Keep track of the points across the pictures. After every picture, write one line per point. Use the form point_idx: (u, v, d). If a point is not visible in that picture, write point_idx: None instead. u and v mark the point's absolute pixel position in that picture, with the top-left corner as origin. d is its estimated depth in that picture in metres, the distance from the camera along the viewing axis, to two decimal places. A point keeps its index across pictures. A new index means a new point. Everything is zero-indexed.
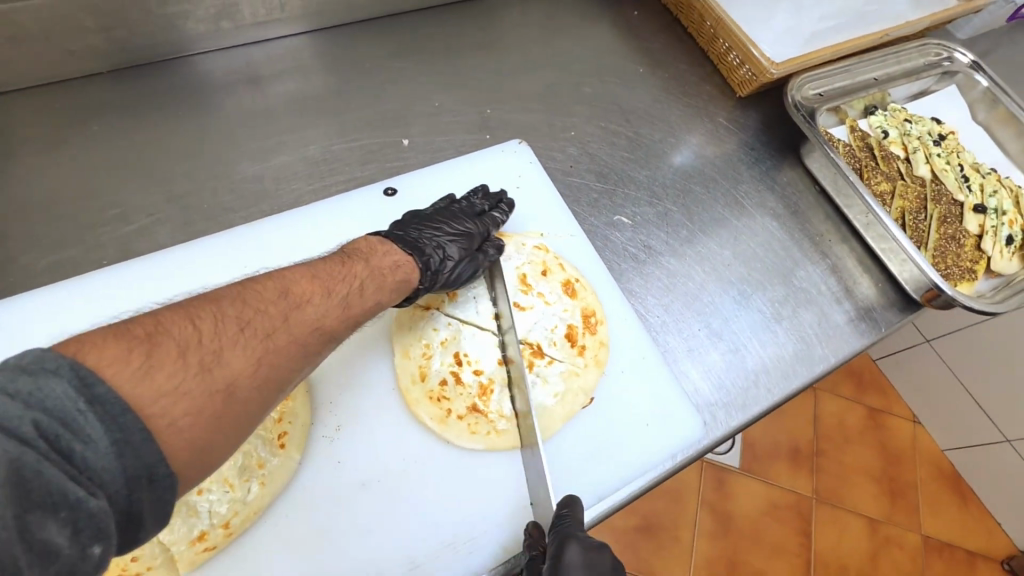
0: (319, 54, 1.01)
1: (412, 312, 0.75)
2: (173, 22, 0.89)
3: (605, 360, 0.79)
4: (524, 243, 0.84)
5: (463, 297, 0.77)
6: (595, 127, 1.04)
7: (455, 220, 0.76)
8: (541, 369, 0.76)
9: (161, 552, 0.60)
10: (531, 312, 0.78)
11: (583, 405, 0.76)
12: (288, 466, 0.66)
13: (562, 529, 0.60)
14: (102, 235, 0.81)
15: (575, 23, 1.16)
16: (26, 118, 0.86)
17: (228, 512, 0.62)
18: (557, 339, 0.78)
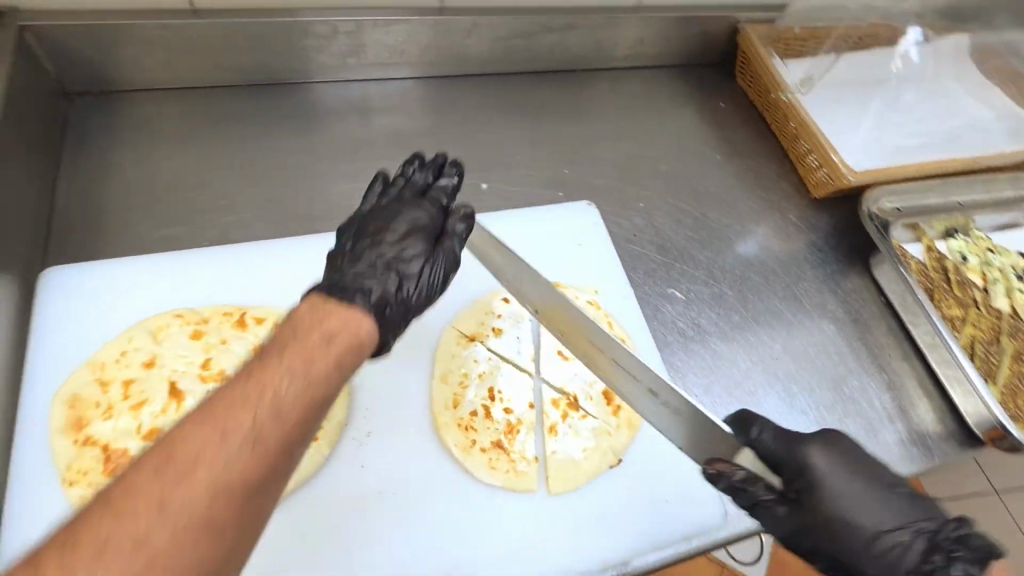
0: (425, 97, 1.12)
1: (456, 340, 0.79)
2: (310, 53, 1.02)
3: (637, 424, 0.77)
4: (577, 297, 0.87)
5: (507, 335, 0.80)
6: (665, 203, 1.08)
7: (396, 219, 0.65)
8: (574, 420, 0.76)
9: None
10: (573, 361, 0.80)
11: (611, 466, 0.75)
12: (315, 459, 0.69)
13: (780, 442, 0.56)
14: (208, 220, 0.91)
15: (662, 105, 1.22)
16: (171, 111, 1.00)
17: None
18: (594, 393, 0.78)
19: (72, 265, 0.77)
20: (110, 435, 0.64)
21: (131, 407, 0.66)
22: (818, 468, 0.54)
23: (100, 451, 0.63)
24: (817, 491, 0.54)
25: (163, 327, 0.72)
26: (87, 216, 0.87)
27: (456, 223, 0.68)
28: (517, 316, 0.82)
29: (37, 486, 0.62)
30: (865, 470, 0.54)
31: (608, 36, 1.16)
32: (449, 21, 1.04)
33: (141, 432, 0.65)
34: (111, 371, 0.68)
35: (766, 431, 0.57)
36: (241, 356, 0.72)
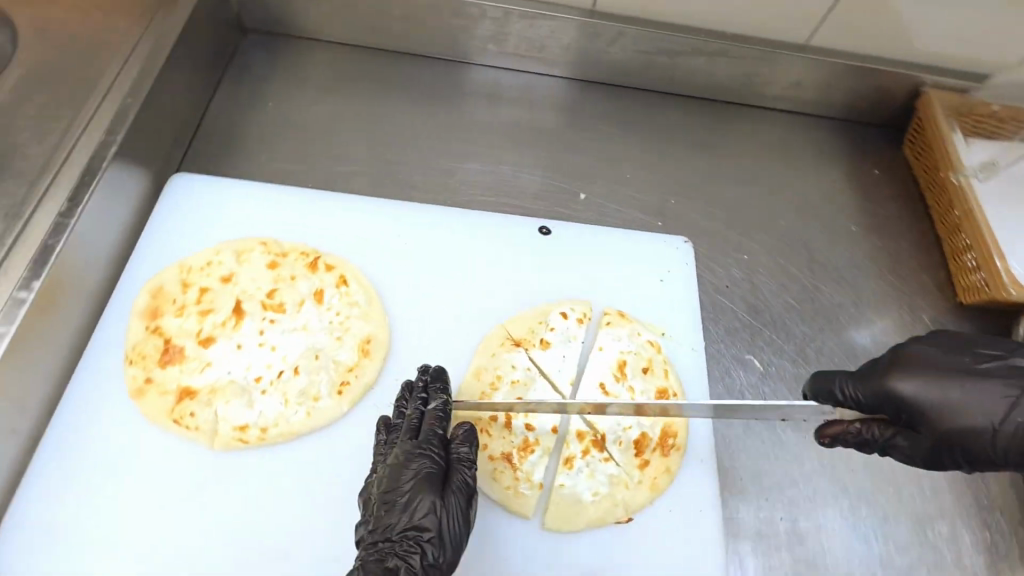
0: (552, 95, 1.10)
1: (501, 340, 0.77)
2: (454, 31, 1.05)
3: (661, 488, 0.72)
4: (639, 333, 0.80)
5: (553, 350, 0.77)
6: (773, 263, 0.97)
7: (401, 477, 0.63)
8: (595, 460, 0.71)
9: (212, 422, 0.67)
10: (612, 399, 0.74)
11: (618, 522, 0.69)
12: (334, 411, 0.70)
13: (866, 390, 0.54)
14: (318, 163, 0.96)
15: (803, 158, 1.10)
16: (318, 59, 1.07)
17: (271, 420, 0.68)
18: (624, 439, 0.72)
19: (195, 176, 0.85)
20: (175, 331, 0.71)
21: (199, 312, 0.73)
22: (915, 395, 0.52)
23: (162, 342, 0.70)
24: (927, 415, 0.52)
25: (247, 250, 0.78)
26: (221, 135, 0.96)
27: (461, 446, 0.67)
28: (569, 334, 0.78)
29: (106, 355, 0.70)
30: (954, 374, 0.52)
31: (765, 72, 1.06)
32: (596, 25, 1.00)
33: (200, 337, 0.71)
34: (194, 276, 0.75)
35: (847, 384, 0.55)
36: (303, 296, 0.76)
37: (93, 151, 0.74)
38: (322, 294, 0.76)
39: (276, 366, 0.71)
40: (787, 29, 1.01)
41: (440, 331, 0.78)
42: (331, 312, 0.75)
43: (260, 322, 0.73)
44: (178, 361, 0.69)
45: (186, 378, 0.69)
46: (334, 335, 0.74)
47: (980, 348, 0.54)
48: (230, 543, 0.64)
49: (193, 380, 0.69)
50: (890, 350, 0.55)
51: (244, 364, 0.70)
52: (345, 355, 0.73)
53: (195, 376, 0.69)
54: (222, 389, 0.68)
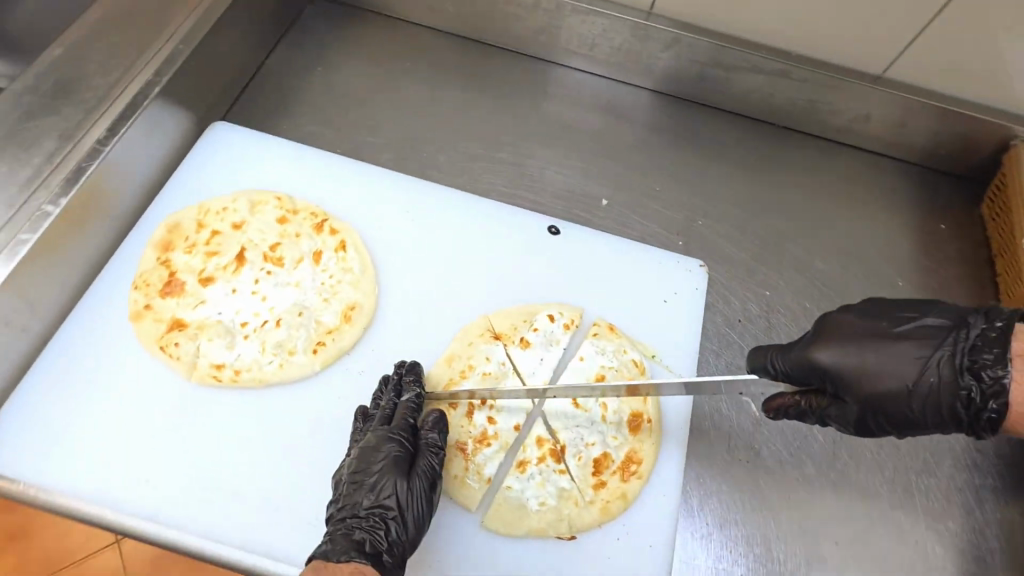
0: (597, 96, 1.07)
1: (482, 331, 0.77)
2: (508, 19, 1.04)
3: (613, 514, 0.69)
4: (626, 351, 0.77)
5: (532, 351, 0.75)
6: (796, 305, 0.90)
7: (371, 460, 0.65)
8: (549, 470, 0.69)
9: (193, 355, 0.71)
10: (581, 411, 0.72)
11: (560, 537, 0.68)
12: (304, 368, 0.72)
13: (790, 360, 0.58)
14: (352, 131, 0.99)
15: (859, 199, 1.02)
16: (374, 30, 1.09)
17: (246, 365, 0.71)
18: (584, 455, 0.70)
19: (234, 126, 0.90)
20: (181, 265, 0.75)
21: (206, 252, 0.77)
22: (833, 361, 0.56)
23: (167, 273, 0.75)
24: (846, 380, 0.55)
25: (263, 202, 0.81)
26: (269, 92, 1.00)
27: (430, 432, 0.68)
28: (552, 338, 0.77)
29: (119, 277, 0.75)
30: (867, 339, 0.56)
31: (828, 101, 0.99)
32: (650, 29, 0.97)
33: (201, 275, 0.75)
34: (209, 218, 0.79)
35: (778, 358, 0.59)
36: (303, 253, 0.78)
37: (140, 86, 0.79)
38: (321, 254, 0.78)
39: (263, 315, 0.73)
40: (858, 55, 0.94)
41: (427, 311, 0.78)
42: (325, 274, 0.77)
43: (257, 271, 0.76)
44: (177, 294, 0.74)
45: (180, 311, 0.73)
46: (323, 296, 0.76)
47: (898, 313, 0.57)
48: (188, 473, 0.67)
49: (186, 314, 0.73)
50: (813, 325, 0.60)
51: (234, 308, 0.74)
52: (328, 317, 0.75)
53: (188, 310, 0.73)
54: (209, 327, 0.72)
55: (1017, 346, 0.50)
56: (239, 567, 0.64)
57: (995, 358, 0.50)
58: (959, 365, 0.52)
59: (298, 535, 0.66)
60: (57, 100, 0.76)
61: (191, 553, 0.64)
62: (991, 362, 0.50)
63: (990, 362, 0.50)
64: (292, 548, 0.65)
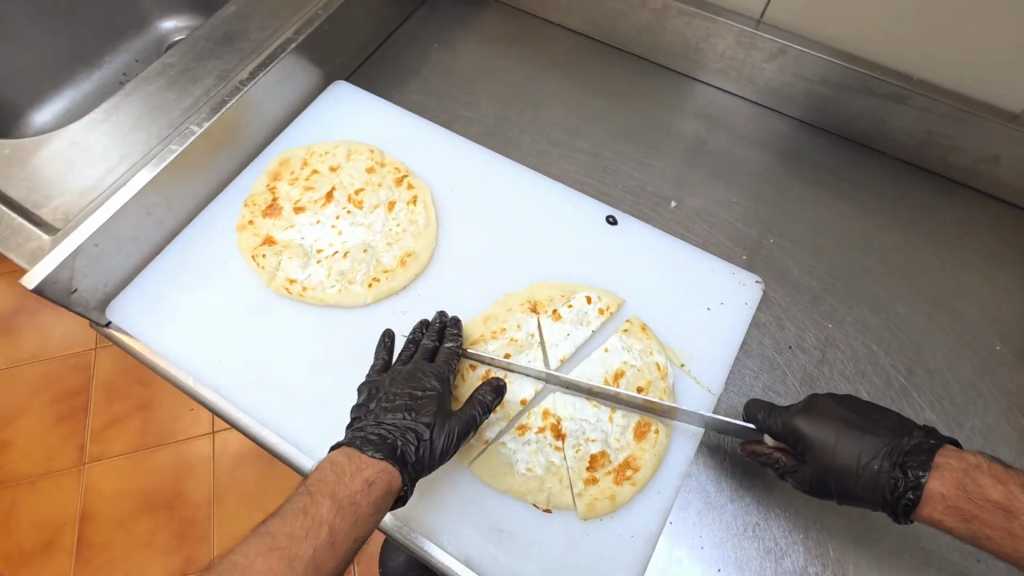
0: (692, 103, 1.07)
1: (522, 301, 0.81)
2: (615, 17, 1.07)
3: (597, 512, 0.71)
4: (651, 351, 0.78)
5: (562, 326, 0.79)
6: (860, 344, 0.83)
7: (413, 388, 0.72)
8: (545, 442, 0.73)
9: (274, 268, 0.83)
10: (591, 406, 0.75)
11: (536, 506, 0.71)
12: (357, 298, 0.81)
13: (774, 416, 0.69)
14: (451, 104, 1.08)
15: (969, 248, 0.91)
16: (491, 18, 1.18)
17: (313, 285, 0.82)
18: (582, 448, 0.73)
19: (352, 87, 1.04)
20: (282, 194, 0.89)
21: (304, 186, 0.89)
22: (807, 430, 0.67)
23: (271, 198, 0.88)
24: (812, 448, 0.66)
25: (358, 152, 0.93)
26: (388, 64, 1.13)
27: (485, 392, 0.72)
28: (583, 318, 0.80)
29: (238, 197, 0.91)
30: (840, 420, 0.67)
31: (950, 134, 0.91)
32: (757, 38, 0.95)
33: (296, 205, 0.88)
34: (313, 159, 0.92)
35: (765, 414, 0.70)
36: (380, 201, 0.88)
37: (281, 41, 0.94)
38: (394, 205, 0.88)
39: (336, 247, 0.85)
40: (993, 87, 0.84)
41: (473, 272, 0.85)
42: (395, 222, 0.87)
43: (340, 210, 0.87)
44: (275, 216, 0.87)
45: (274, 231, 0.86)
46: (388, 240, 0.85)
47: (872, 414, 0.68)
48: (252, 362, 0.79)
49: (278, 234, 0.86)
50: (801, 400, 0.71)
51: (315, 236, 0.85)
52: (387, 259, 0.84)
53: (280, 231, 0.86)
54: (292, 248, 0.84)
55: (940, 458, 0.60)
56: (274, 450, 0.74)
57: (919, 463, 0.61)
58: (893, 459, 0.63)
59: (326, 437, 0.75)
60: (219, 46, 0.93)
61: (239, 426, 0.75)
62: (916, 464, 0.61)
63: (915, 464, 0.61)
64: (316, 444, 0.75)
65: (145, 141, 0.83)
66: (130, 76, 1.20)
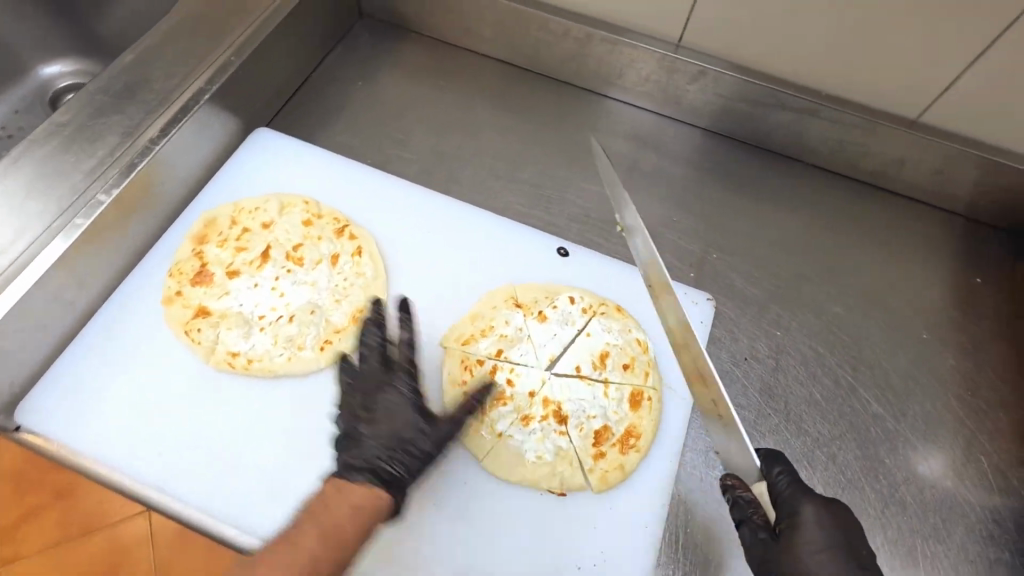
0: (623, 125, 1.09)
1: (505, 297, 0.82)
2: (541, 47, 1.08)
3: (610, 484, 0.71)
4: (632, 329, 0.80)
5: (548, 323, 0.80)
6: (808, 349, 0.88)
7: (374, 400, 0.69)
8: (550, 429, 0.73)
9: (213, 341, 0.77)
10: (585, 384, 0.76)
11: (551, 491, 0.71)
12: (311, 363, 0.76)
13: (794, 489, 0.62)
14: (385, 144, 1.04)
15: (887, 245, 0.99)
16: (414, 51, 1.15)
17: (260, 356, 0.76)
18: (585, 426, 0.74)
19: (274, 133, 0.97)
20: (211, 258, 0.81)
21: (235, 248, 0.82)
22: (805, 516, 0.60)
23: (199, 264, 0.81)
24: (790, 530, 0.60)
25: (292, 205, 0.87)
26: (311, 105, 1.07)
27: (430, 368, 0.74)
28: (569, 318, 0.80)
29: (161, 263, 0.83)
30: (844, 540, 0.59)
31: (860, 143, 0.98)
32: (678, 61, 0.98)
33: (228, 268, 0.81)
34: (242, 216, 0.85)
35: (783, 477, 0.63)
36: (322, 255, 0.83)
37: (192, 93, 0.87)
38: (338, 258, 0.83)
39: (279, 310, 0.78)
40: (893, 95, 0.92)
41: (430, 321, 0.81)
42: (341, 276, 0.82)
43: (278, 269, 0.81)
44: (206, 283, 0.79)
45: (206, 299, 0.79)
46: (335, 297, 0.80)
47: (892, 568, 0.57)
48: (196, 448, 0.72)
49: (211, 303, 0.78)
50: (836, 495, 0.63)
51: (254, 301, 0.79)
52: (337, 317, 0.78)
53: (213, 300, 0.79)
54: (230, 316, 0.77)
55: None
56: (233, 543, 0.68)
57: None
58: None
59: (287, 517, 0.69)
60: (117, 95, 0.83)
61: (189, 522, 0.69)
62: None
63: None
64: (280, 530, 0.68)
65: (44, 214, 0.74)
66: (10, 131, 1.08)
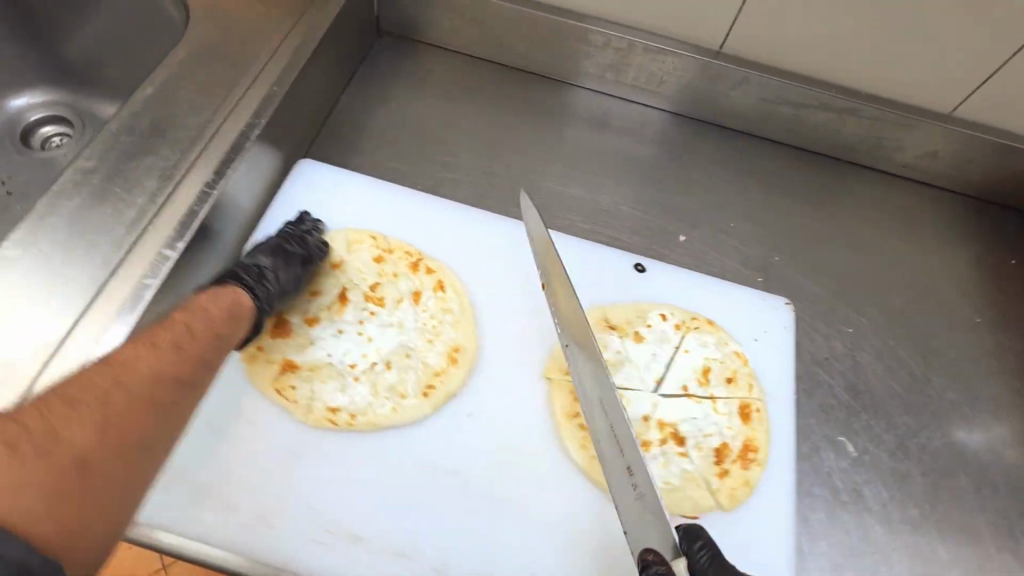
0: (661, 129, 1.07)
1: (597, 320, 0.81)
2: (576, 58, 1.05)
3: (740, 500, 0.72)
4: (727, 342, 0.81)
5: (645, 344, 0.79)
6: (880, 343, 0.91)
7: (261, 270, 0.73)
8: (671, 452, 0.73)
9: (309, 397, 0.71)
10: (694, 403, 0.76)
11: (684, 516, 0.71)
12: (417, 411, 0.72)
13: (716, 567, 0.57)
14: (432, 168, 0.99)
15: (928, 235, 1.03)
16: (441, 67, 1.10)
17: (362, 410, 0.71)
18: (704, 446, 0.73)
19: (319, 163, 0.91)
20: (288, 307, 0.76)
21: (310, 293, 0.78)
22: None
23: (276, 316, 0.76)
24: None
25: (359, 241, 0.82)
26: (346, 131, 1.01)
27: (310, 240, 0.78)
28: (664, 337, 0.80)
29: None
30: None
31: (896, 137, 1.00)
32: (720, 69, 0.98)
33: (308, 317, 0.76)
34: None
35: (705, 555, 0.58)
36: (402, 293, 0.79)
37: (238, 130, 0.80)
38: (420, 294, 0.79)
39: (370, 357, 0.74)
40: (929, 93, 0.94)
41: (526, 355, 0.78)
42: (427, 313, 0.78)
43: (360, 311, 0.76)
44: (288, 336, 0.75)
45: (290, 351, 0.73)
46: (426, 336, 0.76)
47: None
48: (311, 516, 0.67)
49: (297, 355, 0.73)
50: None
51: (343, 350, 0.74)
52: (434, 358, 0.75)
53: (298, 351, 0.73)
54: (320, 368, 0.73)
55: None
56: None
57: None
58: None
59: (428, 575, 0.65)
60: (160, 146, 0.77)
61: None
62: None
63: None
64: None
65: None
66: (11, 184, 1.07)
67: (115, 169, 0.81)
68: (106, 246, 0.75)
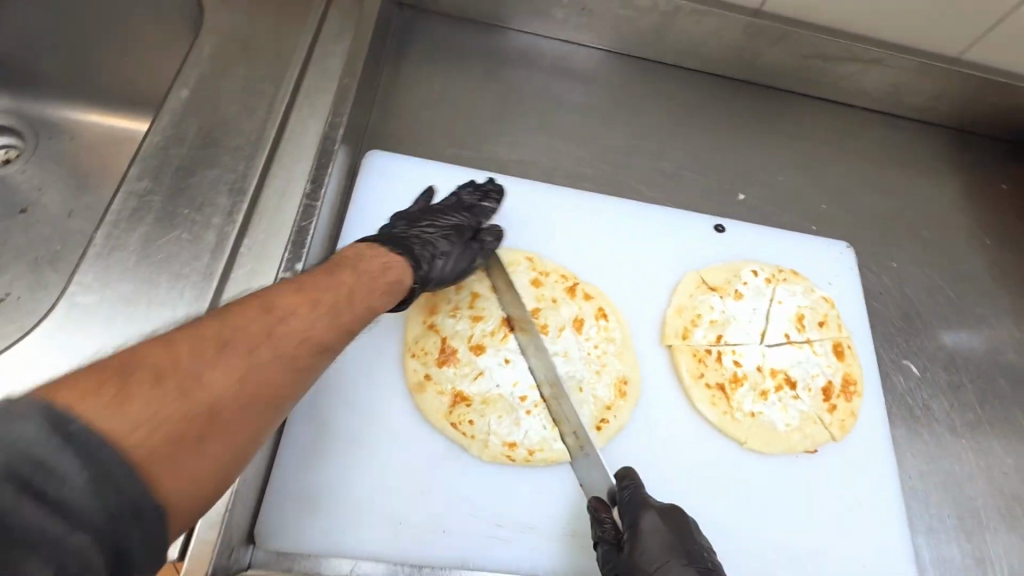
0: (700, 90, 1.09)
1: (697, 284, 0.84)
2: (618, 24, 1.03)
3: (848, 429, 0.80)
4: (813, 290, 0.87)
5: (745, 300, 0.83)
6: (919, 273, 1.01)
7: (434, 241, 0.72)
8: (786, 396, 0.79)
9: (485, 433, 0.70)
10: (796, 348, 0.81)
11: (804, 450, 0.78)
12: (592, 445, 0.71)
13: (639, 502, 0.63)
14: (491, 150, 0.95)
15: (938, 169, 1.13)
16: (475, 41, 1.04)
17: (537, 444, 0.70)
18: (812, 386, 0.80)
19: (388, 154, 0.86)
20: (450, 331, 0.74)
21: (471, 317, 0.75)
22: (648, 529, 0.61)
23: (439, 342, 0.74)
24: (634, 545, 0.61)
25: (514, 262, 0.79)
26: (395, 118, 0.95)
27: (485, 231, 0.77)
28: (758, 291, 0.85)
29: (379, 337, 0.74)
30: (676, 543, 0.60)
31: (913, 82, 1.08)
32: (762, 26, 1.00)
33: (471, 344, 0.74)
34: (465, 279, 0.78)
35: (629, 490, 0.64)
36: (565, 321, 0.76)
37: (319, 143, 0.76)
38: (582, 323, 0.77)
39: (541, 389, 0.73)
40: (943, 42, 1.02)
41: (640, 323, 0.81)
42: (591, 344, 0.76)
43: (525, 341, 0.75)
44: (453, 364, 0.72)
45: (460, 382, 0.72)
46: (594, 368, 0.75)
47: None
48: (474, 514, 0.67)
49: (468, 387, 0.71)
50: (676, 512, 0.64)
51: (512, 380, 0.73)
52: (603, 392, 0.74)
53: (468, 383, 0.72)
54: (494, 402, 0.71)
55: None
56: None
57: None
58: None
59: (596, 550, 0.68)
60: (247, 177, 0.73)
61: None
62: None
63: None
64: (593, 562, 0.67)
65: None
66: None
67: (176, 188, 0.72)
68: (194, 276, 0.67)
